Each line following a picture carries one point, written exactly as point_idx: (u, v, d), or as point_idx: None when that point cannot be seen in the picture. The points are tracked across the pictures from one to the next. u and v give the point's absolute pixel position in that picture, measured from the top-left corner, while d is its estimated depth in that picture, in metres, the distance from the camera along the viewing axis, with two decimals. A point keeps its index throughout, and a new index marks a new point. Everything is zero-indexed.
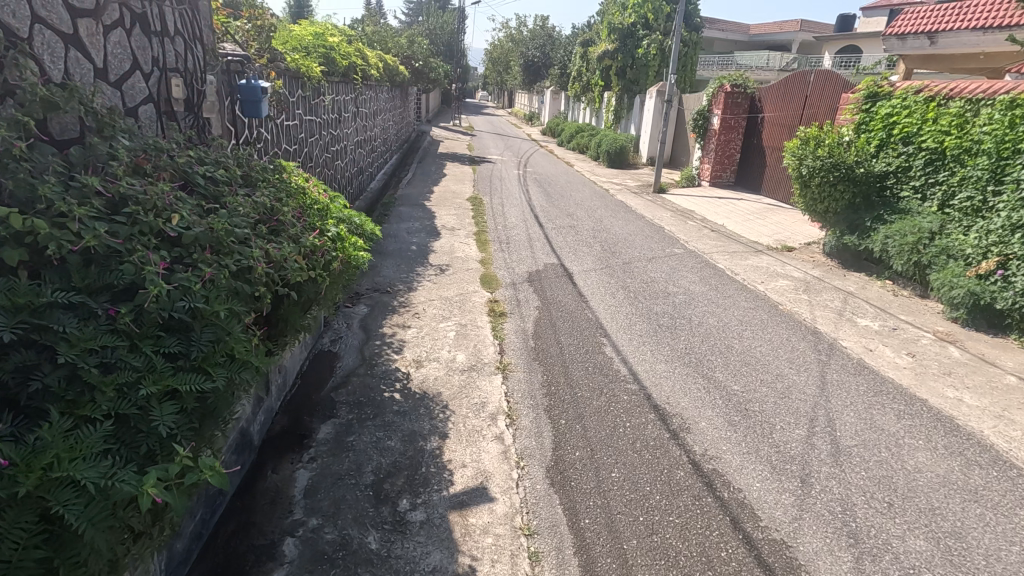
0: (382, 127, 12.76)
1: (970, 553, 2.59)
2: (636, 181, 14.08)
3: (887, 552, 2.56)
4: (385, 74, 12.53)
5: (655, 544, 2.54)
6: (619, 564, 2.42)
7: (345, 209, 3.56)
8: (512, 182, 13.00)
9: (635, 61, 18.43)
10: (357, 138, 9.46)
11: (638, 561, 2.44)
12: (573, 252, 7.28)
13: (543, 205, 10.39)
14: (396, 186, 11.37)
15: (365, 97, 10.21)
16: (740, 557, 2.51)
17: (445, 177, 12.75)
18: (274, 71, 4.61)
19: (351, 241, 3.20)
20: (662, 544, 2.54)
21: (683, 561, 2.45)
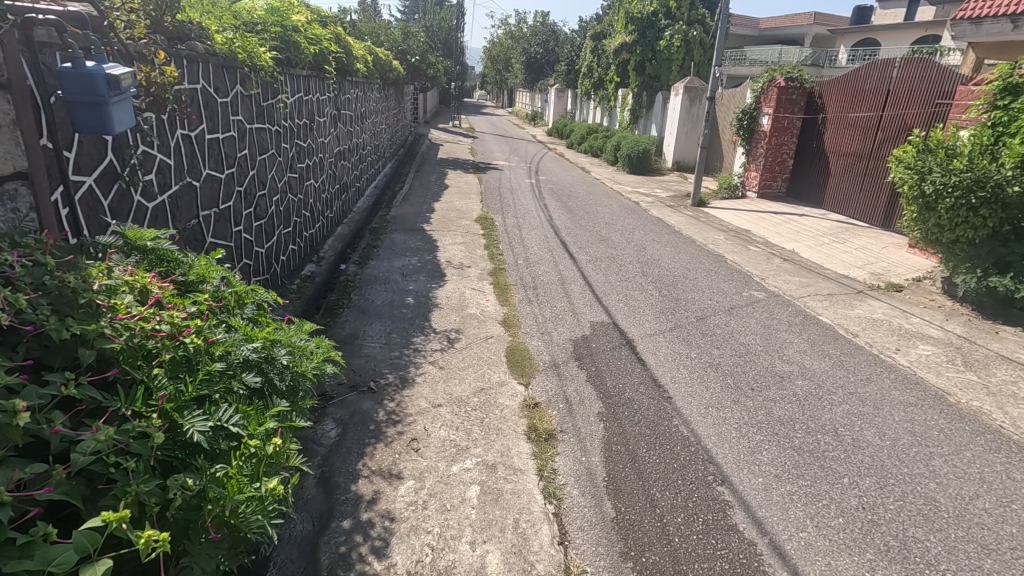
0: (374, 133, 10.90)
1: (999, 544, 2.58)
2: (667, 191, 12.23)
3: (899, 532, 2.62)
4: (374, 69, 10.64)
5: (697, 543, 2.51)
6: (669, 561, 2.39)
7: (265, 350, 2.13)
8: (527, 195, 11.15)
9: (657, 55, 16.52)
10: (339, 148, 7.61)
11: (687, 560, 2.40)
12: (624, 301, 5.45)
13: (569, 227, 8.54)
14: (390, 203, 9.53)
15: (351, 97, 8.36)
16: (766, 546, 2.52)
17: (448, 190, 10.90)
18: (163, 51, 2.73)
19: (253, 452, 1.75)
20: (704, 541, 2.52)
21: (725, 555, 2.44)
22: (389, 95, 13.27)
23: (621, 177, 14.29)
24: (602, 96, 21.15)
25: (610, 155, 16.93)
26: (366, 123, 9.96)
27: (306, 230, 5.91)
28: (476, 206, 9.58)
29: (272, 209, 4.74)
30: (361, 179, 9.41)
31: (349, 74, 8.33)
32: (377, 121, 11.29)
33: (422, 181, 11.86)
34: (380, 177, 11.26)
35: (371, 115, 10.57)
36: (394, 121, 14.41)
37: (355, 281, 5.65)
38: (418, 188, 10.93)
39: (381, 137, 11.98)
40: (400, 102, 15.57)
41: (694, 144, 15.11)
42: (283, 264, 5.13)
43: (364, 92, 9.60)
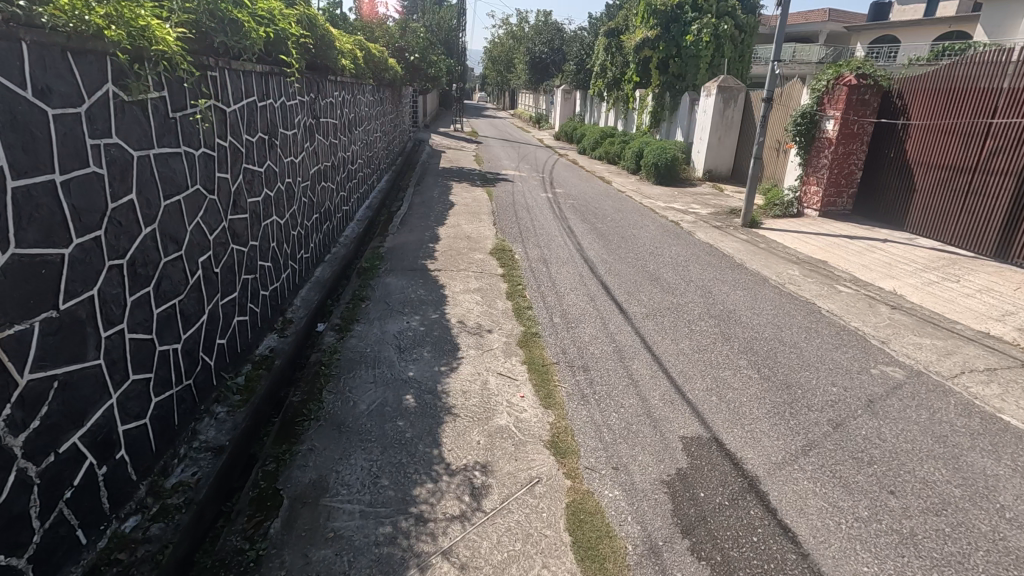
0: (367, 143, 9.27)
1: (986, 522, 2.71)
2: (707, 207, 10.60)
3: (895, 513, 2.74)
4: (366, 68, 9.02)
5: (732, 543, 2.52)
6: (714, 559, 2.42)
7: None
8: (546, 214, 9.51)
9: (682, 51, 14.88)
10: (319, 165, 5.97)
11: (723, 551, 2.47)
12: (715, 391, 3.83)
13: (607, 259, 6.91)
14: (385, 229, 7.88)
15: (335, 101, 6.71)
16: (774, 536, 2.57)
17: (454, 210, 9.27)
18: None
19: None
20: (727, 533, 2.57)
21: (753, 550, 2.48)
22: (386, 97, 11.64)
23: (649, 189, 12.64)
24: (618, 97, 19.51)
25: (631, 162, 15.30)
26: (357, 130, 8.31)
27: (265, 285, 4.27)
28: (489, 231, 7.94)
29: (198, 271, 3.09)
30: (350, 199, 7.76)
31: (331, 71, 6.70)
32: (370, 127, 9.62)
33: (423, 197, 10.23)
34: (374, 195, 9.61)
35: (364, 122, 8.93)
36: (391, 128, 12.78)
37: (333, 361, 4.00)
38: (418, 208, 9.28)
39: (376, 145, 10.31)
40: (396, 106, 13.90)
41: (728, 151, 13.49)
42: (225, 346, 3.48)
43: (354, 95, 7.97)
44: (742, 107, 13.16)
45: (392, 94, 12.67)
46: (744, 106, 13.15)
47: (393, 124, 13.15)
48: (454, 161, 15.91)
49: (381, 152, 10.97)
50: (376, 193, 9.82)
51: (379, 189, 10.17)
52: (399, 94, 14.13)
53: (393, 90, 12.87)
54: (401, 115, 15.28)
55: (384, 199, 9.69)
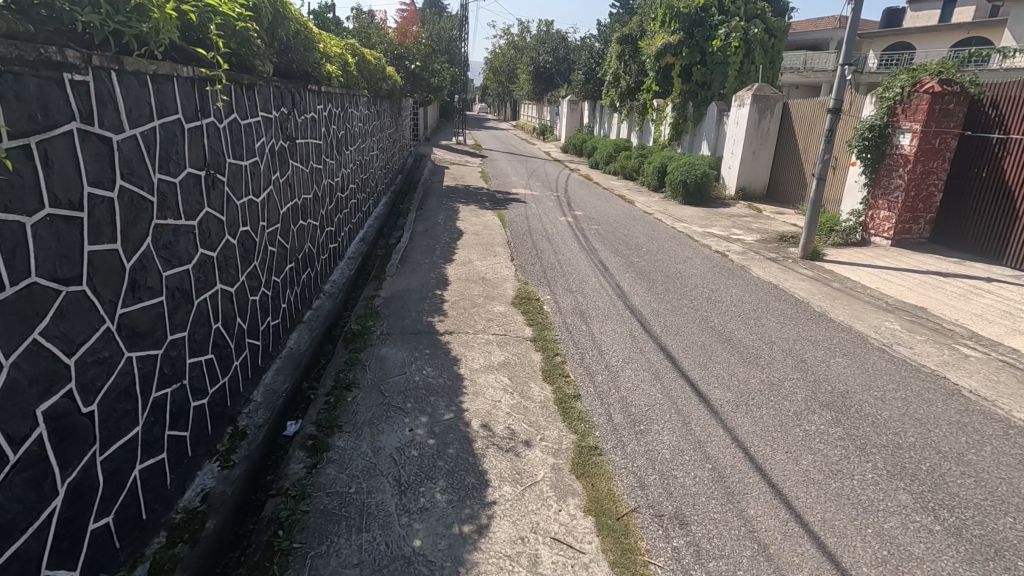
0: (361, 164, 7.88)
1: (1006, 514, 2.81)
2: (752, 233, 9.24)
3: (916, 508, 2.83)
4: (359, 76, 7.66)
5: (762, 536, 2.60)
6: (766, 562, 2.45)
7: None
8: (571, 244, 8.15)
9: (708, 57, 13.67)
10: (294, 200, 4.59)
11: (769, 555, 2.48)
12: (891, 568, 2.46)
13: (658, 310, 5.54)
14: (381, 270, 6.48)
15: (317, 116, 5.35)
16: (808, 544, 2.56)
17: (463, 242, 7.89)
18: None
19: None
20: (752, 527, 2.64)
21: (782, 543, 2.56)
22: (383, 108, 10.28)
23: (678, 210, 11.29)
24: (633, 109, 18.22)
25: (653, 179, 13.96)
26: (348, 150, 6.92)
27: (201, 391, 2.89)
28: (506, 271, 6.56)
29: (38, 427, 1.72)
30: (338, 234, 6.37)
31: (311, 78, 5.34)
32: (364, 144, 8.24)
33: (426, 225, 8.86)
34: (367, 225, 8.20)
35: (357, 139, 7.57)
36: (389, 144, 11.40)
37: (297, 516, 2.60)
38: (421, 239, 7.89)
39: (372, 165, 8.92)
40: (396, 118, 12.54)
41: (763, 167, 12.17)
42: (110, 526, 2.09)
43: (343, 109, 6.59)
44: (779, 118, 11.86)
45: (390, 105, 11.29)
46: (781, 117, 11.85)
47: (391, 139, 11.77)
48: (459, 178, 14.55)
49: (377, 173, 9.58)
50: (370, 222, 8.41)
51: (374, 217, 8.75)
52: (399, 106, 12.77)
53: (392, 101, 11.52)
54: (401, 128, 13.91)
55: (380, 230, 8.29)
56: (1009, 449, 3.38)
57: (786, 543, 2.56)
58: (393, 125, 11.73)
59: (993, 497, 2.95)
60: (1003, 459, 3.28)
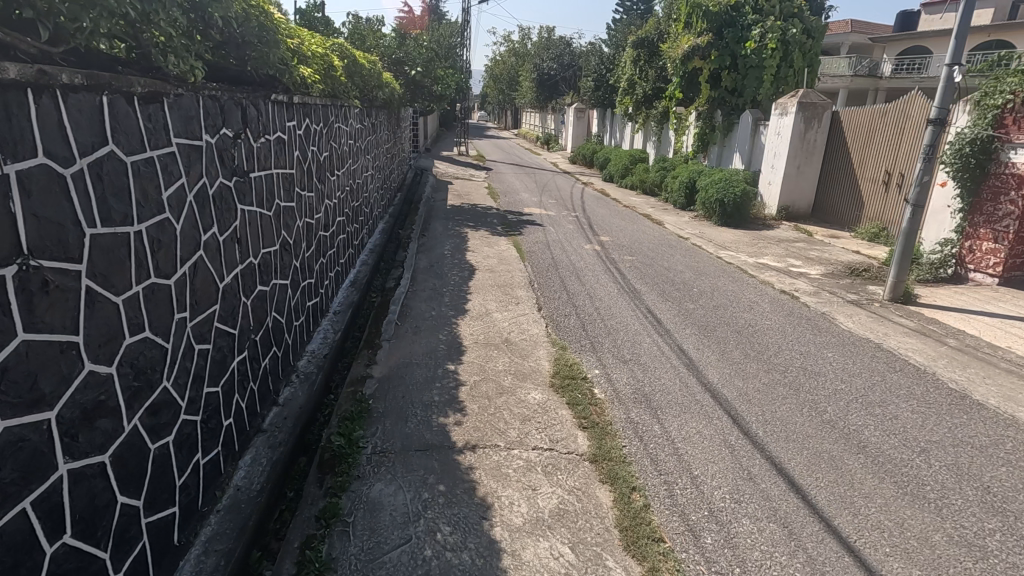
0: (352, 190, 6.46)
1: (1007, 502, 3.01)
2: (814, 265, 7.87)
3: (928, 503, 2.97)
4: (348, 83, 6.23)
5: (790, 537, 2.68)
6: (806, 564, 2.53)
7: None
8: (606, 283, 6.77)
9: (740, 61, 12.37)
10: (248, 260, 3.16)
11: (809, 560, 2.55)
12: None
13: (746, 391, 4.14)
14: (375, 331, 5.05)
15: (286, 135, 3.91)
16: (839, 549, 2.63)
17: (475, 283, 6.50)
18: None
19: None
20: (788, 535, 2.69)
21: (813, 540, 2.67)
22: (379, 119, 8.84)
23: (716, 234, 9.91)
24: (651, 117, 16.93)
25: (680, 196, 12.58)
26: (334, 173, 5.48)
27: None
28: (535, 328, 5.18)
29: None
30: (319, 286, 4.93)
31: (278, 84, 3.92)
32: (356, 163, 6.80)
33: (430, 259, 7.45)
34: (357, 263, 6.76)
35: (346, 160, 6.15)
36: (386, 159, 9.95)
37: None
38: (424, 280, 6.50)
39: (365, 188, 7.46)
40: (393, 130, 11.10)
41: (808, 184, 10.79)
42: None
43: (326, 123, 5.17)
44: (826, 128, 10.49)
45: (387, 115, 9.83)
46: (829, 127, 10.49)
47: (388, 154, 10.33)
48: (464, 195, 13.14)
49: (371, 196, 8.13)
50: (361, 259, 6.95)
51: (367, 253, 7.31)
52: (396, 116, 11.31)
53: (389, 112, 10.07)
54: (399, 140, 12.44)
55: (374, 268, 6.85)
56: (1006, 441, 3.60)
57: (820, 552, 2.60)
58: (389, 138, 10.28)
59: (993, 484, 3.16)
60: (999, 450, 3.50)
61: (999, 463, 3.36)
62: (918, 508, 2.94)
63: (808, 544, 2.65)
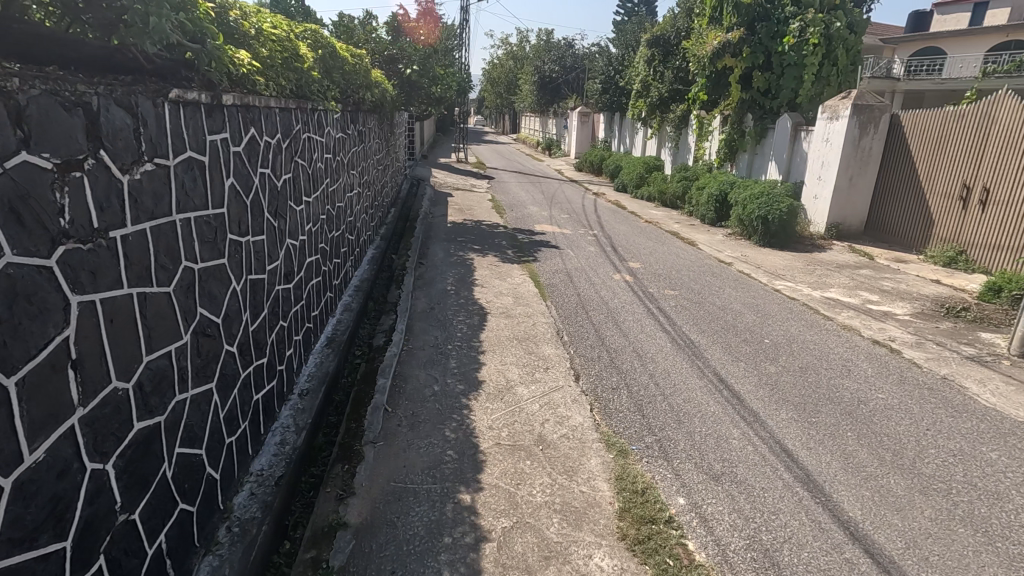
0: (328, 220, 5.00)
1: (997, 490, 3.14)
2: (895, 301, 6.50)
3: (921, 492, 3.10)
4: (321, 80, 4.76)
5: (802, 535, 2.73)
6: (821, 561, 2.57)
7: None
8: (654, 331, 5.37)
9: (775, 59, 11.04)
10: (104, 390, 1.72)
11: (823, 556, 2.60)
12: None
13: (915, 540, 2.73)
14: (355, 428, 3.57)
15: (207, 156, 2.47)
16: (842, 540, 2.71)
17: (488, 336, 5.07)
18: None
19: None
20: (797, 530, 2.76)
21: (819, 533, 2.75)
22: (367, 125, 7.37)
23: (763, 258, 8.53)
24: (669, 121, 15.62)
25: (710, 210, 11.21)
26: (300, 202, 4.03)
27: None
28: (577, 415, 3.75)
29: None
30: (274, 365, 3.46)
31: (193, 75, 2.48)
32: (336, 183, 5.35)
33: (430, 300, 6.00)
34: (336, 311, 5.29)
35: (320, 180, 4.68)
36: (377, 170, 8.50)
37: None
38: (423, 335, 5.04)
39: (348, 212, 6.00)
40: (385, 137, 9.63)
41: (862, 198, 9.43)
42: None
43: (287, 134, 3.72)
44: (884, 134, 9.14)
45: (377, 120, 8.35)
46: (887, 133, 9.14)
47: (379, 166, 8.88)
48: (467, 211, 11.71)
49: (358, 220, 6.67)
50: (341, 306, 5.47)
51: (350, 296, 5.83)
52: (388, 122, 9.83)
53: (380, 116, 8.60)
54: (393, 148, 10.98)
55: (358, 318, 5.38)
56: (1004, 436, 3.69)
57: (821, 541, 2.69)
58: (379, 146, 8.81)
59: (984, 474, 3.29)
60: (995, 442, 3.62)
61: (996, 455, 3.48)
62: (912, 496, 3.07)
63: (814, 535, 2.73)
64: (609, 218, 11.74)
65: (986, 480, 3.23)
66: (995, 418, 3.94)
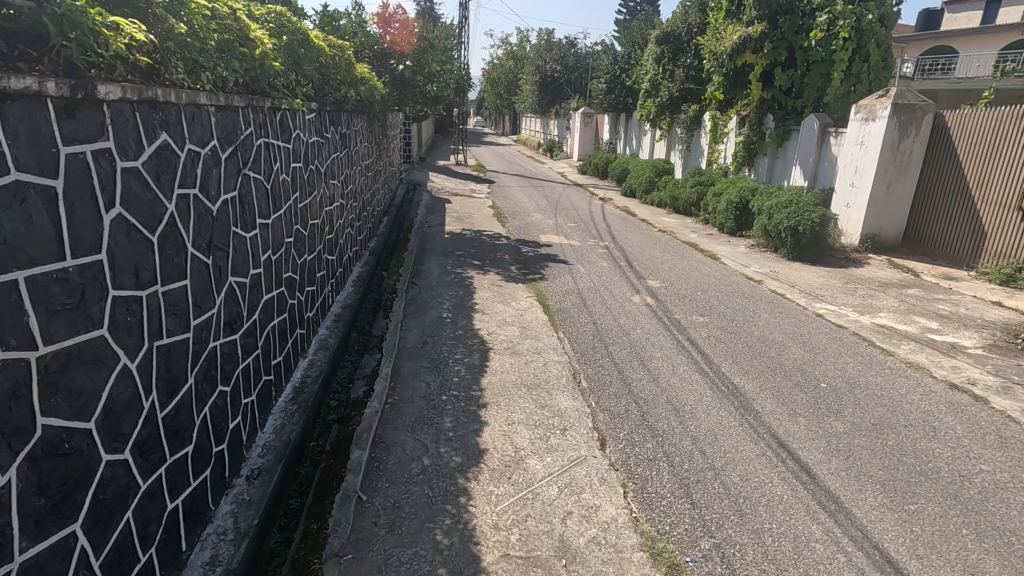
0: (296, 243, 4.11)
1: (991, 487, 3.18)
2: (958, 329, 5.66)
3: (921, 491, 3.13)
4: (286, 72, 3.87)
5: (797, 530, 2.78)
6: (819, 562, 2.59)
7: None
8: (687, 372, 4.50)
9: (800, 55, 10.19)
10: None
11: (820, 554, 2.64)
12: None
13: None
14: (318, 530, 2.71)
15: (62, 179, 1.61)
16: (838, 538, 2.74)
17: (491, 382, 4.21)
18: None
19: None
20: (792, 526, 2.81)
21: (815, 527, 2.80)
22: (351, 126, 6.47)
23: (795, 274, 7.66)
24: (680, 122, 14.77)
25: (729, 218, 10.34)
26: (252, 226, 3.15)
27: None
28: (608, 505, 2.90)
29: None
30: (206, 449, 2.59)
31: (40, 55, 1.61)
32: (308, 197, 4.46)
33: (422, 332, 5.12)
34: (308, 350, 4.40)
35: (284, 195, 3.80)
36: (365, 177, 7.61)
37: None
38: (412, 381, 4.17)
39: (326, 229, 5.11)
40: (375, 139, 8.71)
41: (900, 206, 8.58)
42: None
43: (230, 139, 2.85)
44: (926, 136, 8.30)
45: (364, 121, 7.43)
46: (929, 136, 8.30)
47: (368, 172, 7.99)
48: (465, 219, 10.84)
49: (339, 236, 5.77)
50: (314, 342, 4.58)
51: (327, 327, 4.94)
52: (379, 123, 8.93)
53: (368, 116, 7.69)
54: (385, 151, 10.10)
55: (335, 358, 4.49)
56: (1003, 437, 3.72)
57: (817, 540, 2.72)
58: (368, 151, 7.91)
59: (979, 472, 3.32)
60: (990, 441, 3.67)
61: (990, 454, 3.52)
62: (911, 496, 3.08)
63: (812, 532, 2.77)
64: (620, 227, 10.87)
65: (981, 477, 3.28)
66: (990, 418, 3.98)
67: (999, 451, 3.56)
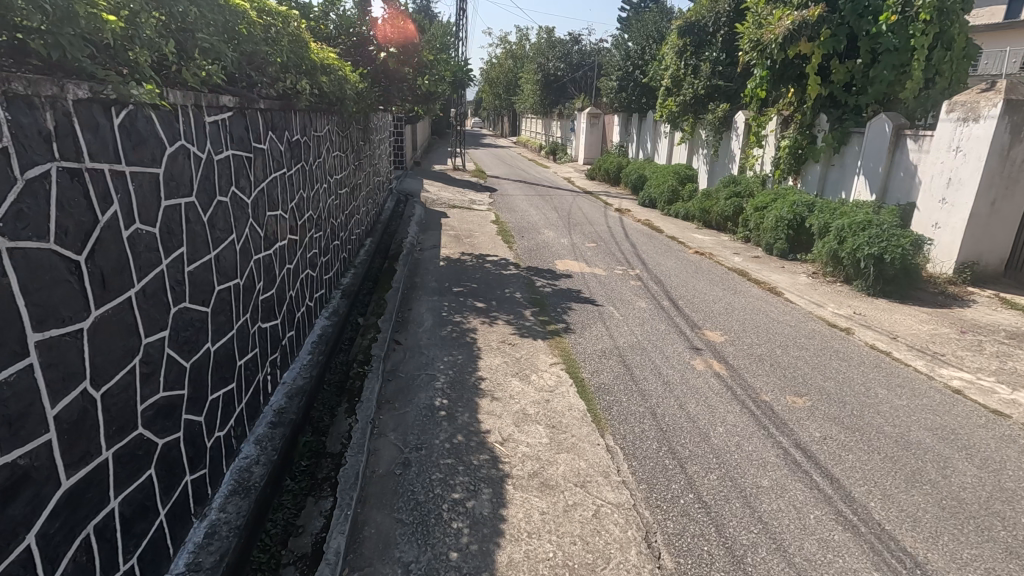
0: (179, 335, 2.39)
1: (960, 476, 3.28)
2: None
3: (894, 480, 3.23)
4: (133, 34, 2.10)
5: (780, 528, 2.80)
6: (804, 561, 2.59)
7: None
8: (826, 527, 2.81)
9: (864, 43, 8.56)
10: None
11: (814, 559, 2.60)
12: None
13: None
14: None
15: None
16: (823, 536, 2.75)
17: (513, 563, 2.51)
18: None
19: None
20: (772, 522, 2.83)
21: (793, 519, 2.86)
22: (309, 129, 4.70)
23: (888, 318, 5.99)
24: (706, 123, 13.14)
25: (781, 238, 8.67)
26: (3, 359, 1.43)
27: None
28: None
29: None
30: None
31: None
32: (211, 249, 2.72)
33: (403, 442, 3.41)
34: (209, 502, 2.67)
35: (137, 263, 2.06)
36: (334, 192, 5.86)
37: None
38: (379, 569, 2.46)
39: (256, 288, 3.37)
40: (352, 144, 6.94)
41: (1004, 228, 6.91)
42: None
43: None
44: None
45: (331, 122, 5.65)
46: None
47: (341, 187, 6.24)
48: (465, 240, 9.12)
49: (285, 289, 4.04)
50: (224, 479, 2.85)
51: (254, 442, 3.20)
52: (356, 126, 7.15)
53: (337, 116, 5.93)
54: (367, 160, 8.37)
55: (258, 510, 2.76)
56: (976, 429, 3.83)
57: (798, 536, 2.75)
58: (340, 161, 6.15)
59: (947, 461, 3.43)
60: (957, 430, 3.80)
61: (964, 444, 3.63)
62: (890, 489, 3.15)
63: (788, 523, 2.84)
64: (648, 247, 9.19)
65: (943, 461, 3.43)
66: (956, 407, 4.14)
67: (967, 438, 3.70)
